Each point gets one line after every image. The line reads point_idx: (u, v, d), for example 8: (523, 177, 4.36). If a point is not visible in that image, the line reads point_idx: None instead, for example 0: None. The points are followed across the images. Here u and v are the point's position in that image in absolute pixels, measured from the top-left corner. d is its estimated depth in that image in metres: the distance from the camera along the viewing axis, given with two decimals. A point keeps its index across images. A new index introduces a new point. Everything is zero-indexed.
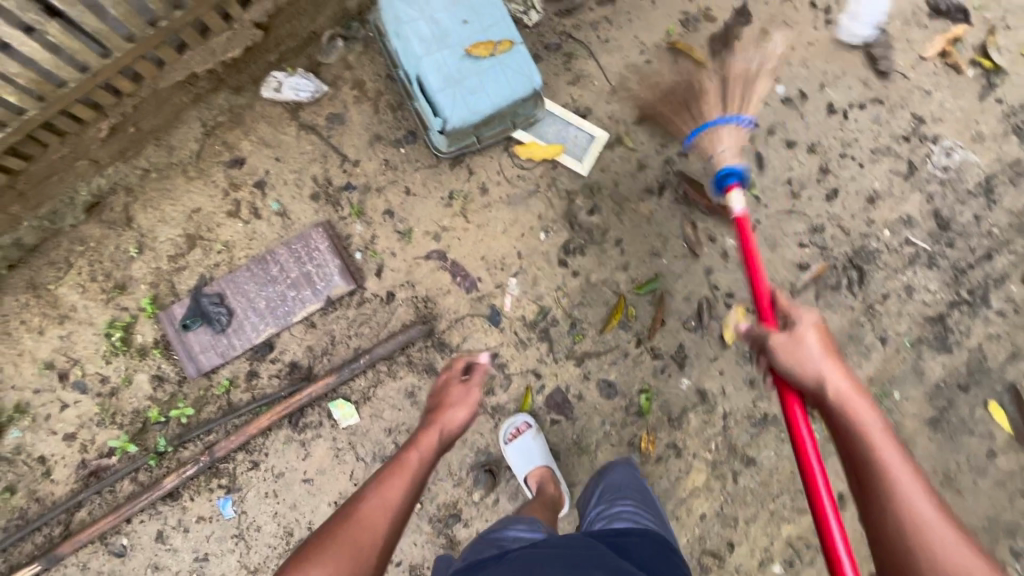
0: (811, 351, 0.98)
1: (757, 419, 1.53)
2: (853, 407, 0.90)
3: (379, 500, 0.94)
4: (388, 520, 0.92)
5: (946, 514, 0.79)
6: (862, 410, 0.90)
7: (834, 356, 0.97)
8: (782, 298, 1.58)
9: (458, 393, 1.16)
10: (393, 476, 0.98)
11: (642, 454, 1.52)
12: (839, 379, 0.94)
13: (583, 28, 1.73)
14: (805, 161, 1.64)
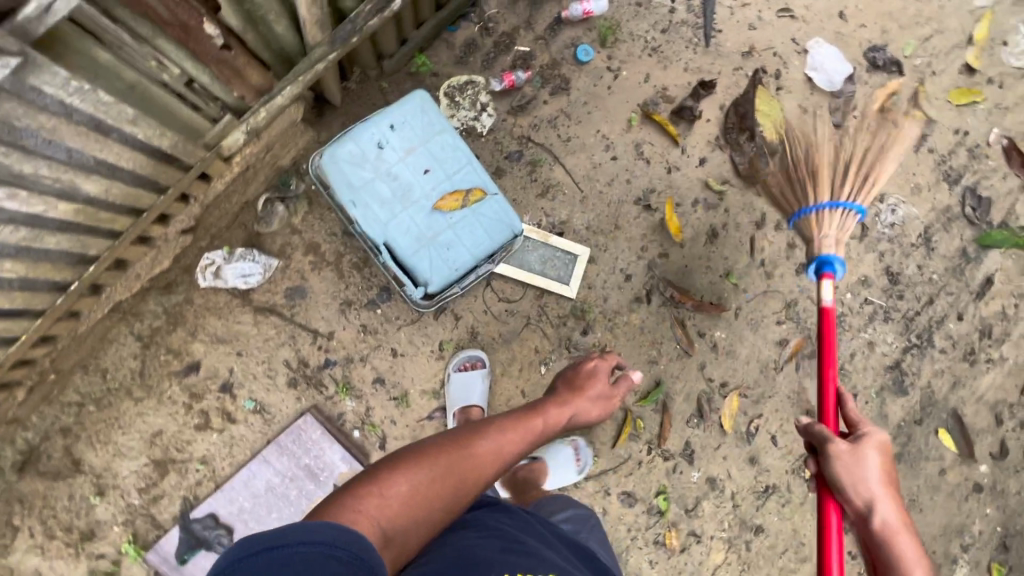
0: (870, 475, 1.01)
1: (760, 490, 1.68)
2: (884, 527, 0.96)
3: (498, 444, 0.97)
4: (497, 465, 0.94)
5: None
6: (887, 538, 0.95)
7: (891, 490, 1.00)
8: (769, 376, 1.69)
9: (597, 389, 1.24)
10: (512, 430, 1.01)
11: (668, 548, 1.63)
12: (889, 514, 0.98)
13: (542, 128, 1.60)
14: (776, 239, 1.69)
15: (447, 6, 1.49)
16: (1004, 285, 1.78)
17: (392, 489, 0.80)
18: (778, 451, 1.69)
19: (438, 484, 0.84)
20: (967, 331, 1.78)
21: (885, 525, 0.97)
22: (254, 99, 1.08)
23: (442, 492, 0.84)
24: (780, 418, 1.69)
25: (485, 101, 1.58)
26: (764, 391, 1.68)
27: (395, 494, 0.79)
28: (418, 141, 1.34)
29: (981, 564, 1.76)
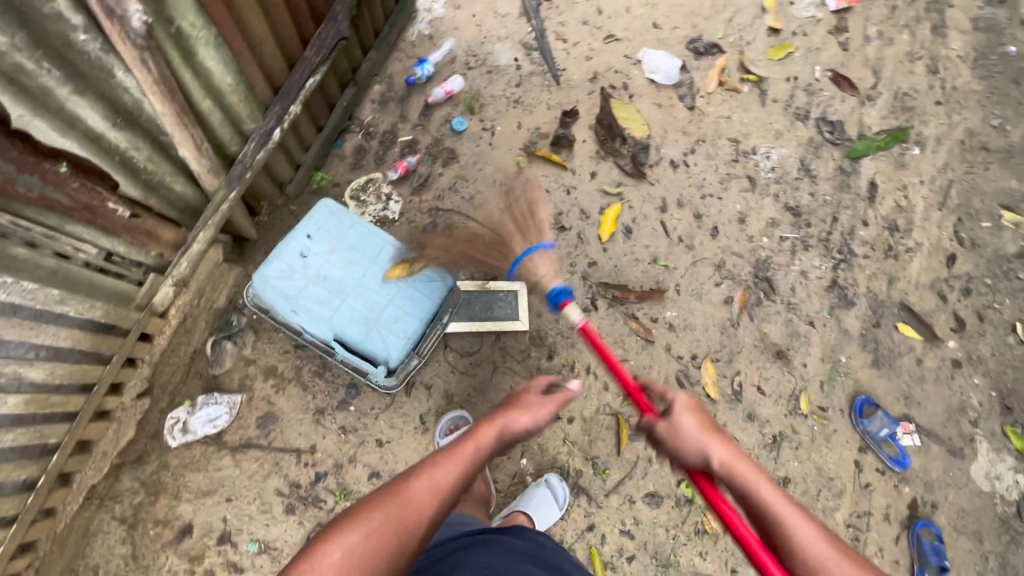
0: (688, 437, 0.94)
1: (769, 442, 1.71)
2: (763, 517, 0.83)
3: (434, 480, 0.86)
4: (438, 504, 0.84)
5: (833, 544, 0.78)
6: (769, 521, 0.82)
7: (712, 430, 0.94)
8: (730, 334, 1.78)
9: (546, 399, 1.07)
10: (449, 463, 0.89)
11: (712, 533, 1.60)
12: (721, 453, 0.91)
13: (445, 196, 1.77)
14: (682, 215, 1.86)
15: (327, 126, 1.68)
16: (886, 184, 1.99)
17: (323, 558, 0.74)
18: (769, 399, 1.75)
19: (371, 543, 0.77)
20: (877, 232, 1.95)
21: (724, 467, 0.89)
22: (172, 253, 1.20)
23: (379, 554, 0.77)
24: (756, 368, 1.76)
25: (388, 191, 1.74)
26: (732, 349, 1.77)
27: (326, 564, 0.73)
28: (335, 239, 1.45)
29: (995, 432, 1.81)
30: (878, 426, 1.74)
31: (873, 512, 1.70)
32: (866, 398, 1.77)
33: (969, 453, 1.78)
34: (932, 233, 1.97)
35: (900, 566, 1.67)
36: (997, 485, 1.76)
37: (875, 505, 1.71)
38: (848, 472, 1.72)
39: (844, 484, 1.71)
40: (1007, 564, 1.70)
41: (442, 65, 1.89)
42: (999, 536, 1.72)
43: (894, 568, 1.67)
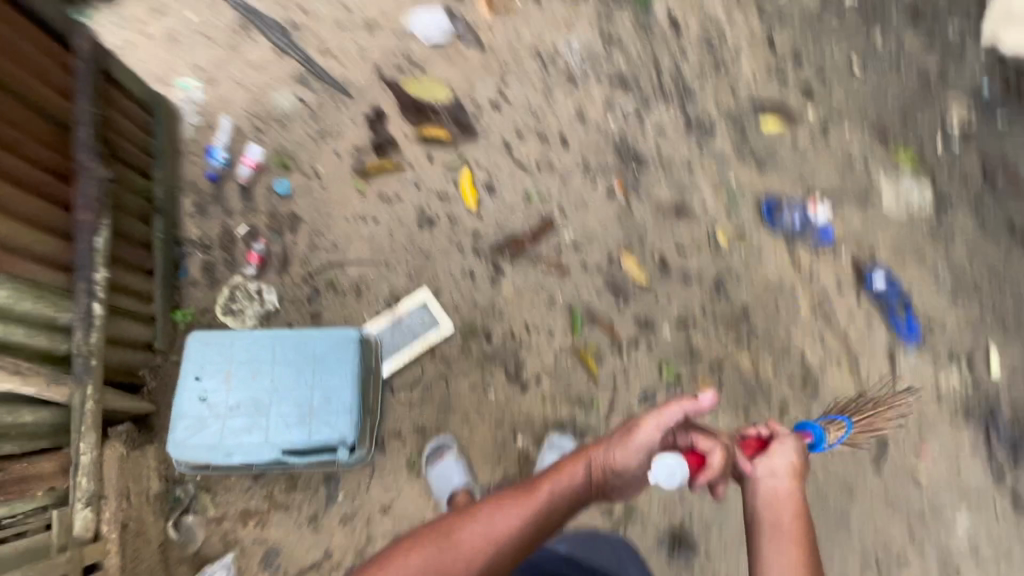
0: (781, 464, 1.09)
1: (712, 289, 1.77)
2: (772, 500, 1.02)
3: (492, 525, 1.02)
4: (492, 553, 0.98)
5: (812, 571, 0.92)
6: (778, 508, 1.01)
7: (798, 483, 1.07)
8: (628, 220, 1.81)
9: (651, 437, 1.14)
10: (518, 508, 1.04)
11: (707, 394, 1.68)
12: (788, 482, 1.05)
13: (311, 259, 1.71)
14: (528, 145, 1.85)
15: (157, 265, 1.60)
16: (683, 5, 2.00)
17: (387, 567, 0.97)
18: (692, 253, 1.80)
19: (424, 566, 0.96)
20: (700, 52, 1.96)
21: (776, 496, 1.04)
22: (64, 478, 1.22)
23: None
24: (667, 234, 1.81)
25: (256, 287, 1.67)
26: (637, 231, 1.80)
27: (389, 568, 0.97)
28: (224, 364, 1.40)
29: (888, 161, 1.89)
30: (790, 218, 1.84)
31: (827, 290, 1.79)
32: (769, 201, 1.85)
33: (876, 192, 1.87)
34: (744, 25, 2.00)
35: (872, 319, 1.78)
36: (914, 203, 1.85)
37: (825, 283, 1.80)
38: (788, 271, 1.80)
39: (791, 283, 1.80)
40: (958, 260, 1.80)
41: (232, 143, 1.80)
42: (938, 243, 1.82)
43: (868, 324, 1.77)
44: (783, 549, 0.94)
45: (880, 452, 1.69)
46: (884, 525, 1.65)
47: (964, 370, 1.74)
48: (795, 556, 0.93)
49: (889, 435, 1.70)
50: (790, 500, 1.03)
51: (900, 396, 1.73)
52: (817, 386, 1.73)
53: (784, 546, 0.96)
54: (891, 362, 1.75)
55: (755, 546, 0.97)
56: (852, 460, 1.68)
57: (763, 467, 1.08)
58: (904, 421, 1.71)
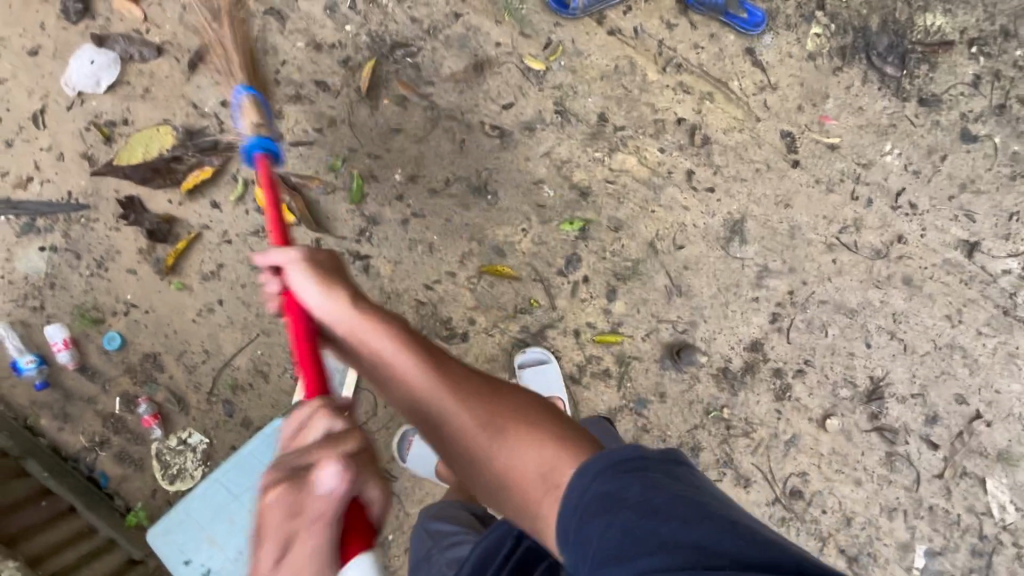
0: (309, 294, 1.03)
1: (562, 119, 1.60)
2: (349, 327, 1.00)
3: None
4: None
5: (483, 427, 0.87)
6: (367, 334, 0.99)
7: (344, 287, 1.05)
8: (441, 115, 1.58)
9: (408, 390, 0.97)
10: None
11: (621, 217, 1.59)
12: (339, 316, 1.01)
13: (198, 379, 1.54)
14: (292, 117, 1.57)
15: (68, 498, 1.43)
16: None
17: None
18: (520, 99, 1.59)
19: None
20: None
21: (353, 329, 1.01)
22: None
23: None
24: (485, 100, 1.59)
25: (177, 439, 1.54)
26: (457, 120, 1.58)
27: None
28: (199, 532, 1.31)
29: None
30: None
31: (661, 36, 1.61)
32: None
33: None
34: None
35: (717, 33, 1.62)
36: None
37: (656, 32, 1.61)
38: (617, 46, 1.61)
39: (627, 56, 1.61)
40: None
41: (28, 339, 1.53)
42: None
43: (717, 41, 1.62)
44: (456, 426, 0.89)
45: (794, 148, 1.63)
46: (834, 207, 1.64)
47: (821, 18, 1.62)
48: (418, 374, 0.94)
49: (794, 127, 1.63)
50: (371, 326, 1.00)
51: (783, 85, 1.62)
52: (710, 133, 1.61)
53: (467, 440, 0.88)
54: (756, 60, 1.62)
55: (394, 378, 0.96)
56: (778, 174, 1.62)
57: (308, 293, 1.02)
58: (799, 105, 1.63)
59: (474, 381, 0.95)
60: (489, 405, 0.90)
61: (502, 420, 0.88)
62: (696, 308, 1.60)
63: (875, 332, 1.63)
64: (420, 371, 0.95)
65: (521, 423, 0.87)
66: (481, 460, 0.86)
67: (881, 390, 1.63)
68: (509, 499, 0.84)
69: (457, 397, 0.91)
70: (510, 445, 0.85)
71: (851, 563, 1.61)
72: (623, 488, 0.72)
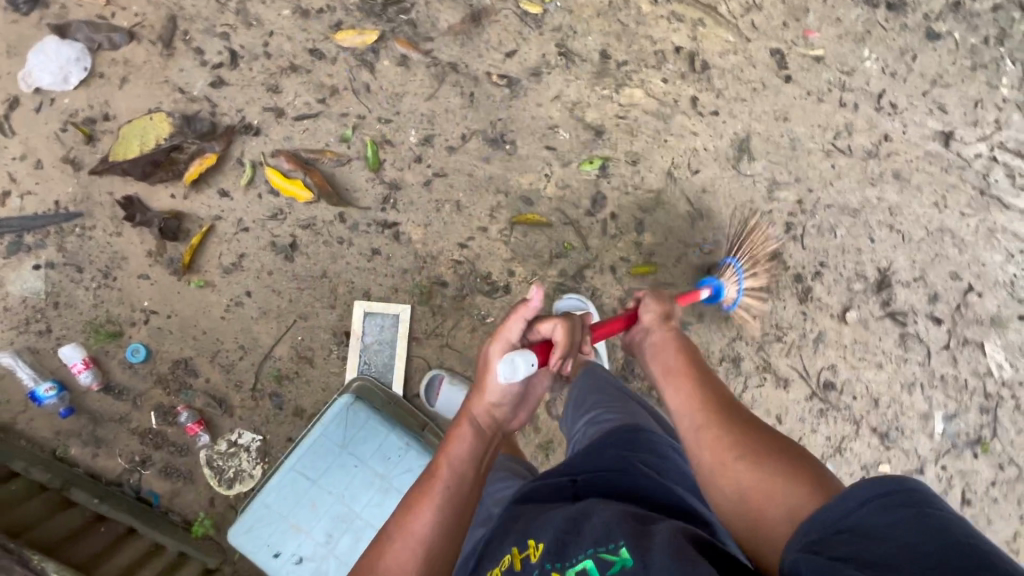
0: (653, 339, 1.16)
1: (565, 61, 1.60)
2: (668, 368, 1.07)
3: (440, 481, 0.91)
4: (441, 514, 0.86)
5: (744, 452, 0.79)
6: (667, 353, 1.11)
7: (673, 335, 1.15)
8: (445, 71, 1.55)
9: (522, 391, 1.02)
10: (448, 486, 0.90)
11: (636, 150, 1.63)
12: (658, 363, 1.11)
13: (239, 377, 1.47)
14: (290, 91, 1.49)
15: (124, 519, 1.35)
16: None
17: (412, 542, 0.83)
18: (521, 46, 1.58)
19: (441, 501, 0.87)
20: None
21: (663, 373, 1.08)
22: None
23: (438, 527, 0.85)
24: (487, 51, 1.57)
25: (226, 442, 1.46)
26: (462, 74, 1.56)
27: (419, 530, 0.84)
28: (283, 522, 1.30)
29: None
30: None
31: None
32: None
33: None
34: None
35: None
36: None
37: None
38: None
39: None
40: None
41: (41, 366, 1.41)
42: None
43: None
44: (703, 457, 0.85)
45: (784, 64, 1.71)
46: (826, 116, 1.73)
47: None
48: (687, 401, 0.96)
49: (781, 43, 1.70)
50: (683, 368, 1.05)
51: (765, 5, 1.70)
52: (707, 58, 1.67)
53: (713, 467, 0.82)
54: None
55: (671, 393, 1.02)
56: (774, 90, 1.70)
57: (642, 320, 1.20)
58: (782, 23, 1.70)
59: (756, 423, 0.86)
60: (744, 435, 0.83)
61: (769, 451, 0.78)
62: (718, 229, 1.67)
63: (877, 227, 1.76)
64: (700, 396, 0.96)
65: (784, 458, 0.76)
66: (726, 491, 0.78)
67: (888, 279, 1.76)
68: (737, 526, 0.74)
69: (710, 425, 0.88)
70: (742, 466, 0.78)
71: (885, 440, 1.75)
72: (892, 520, 0.54)
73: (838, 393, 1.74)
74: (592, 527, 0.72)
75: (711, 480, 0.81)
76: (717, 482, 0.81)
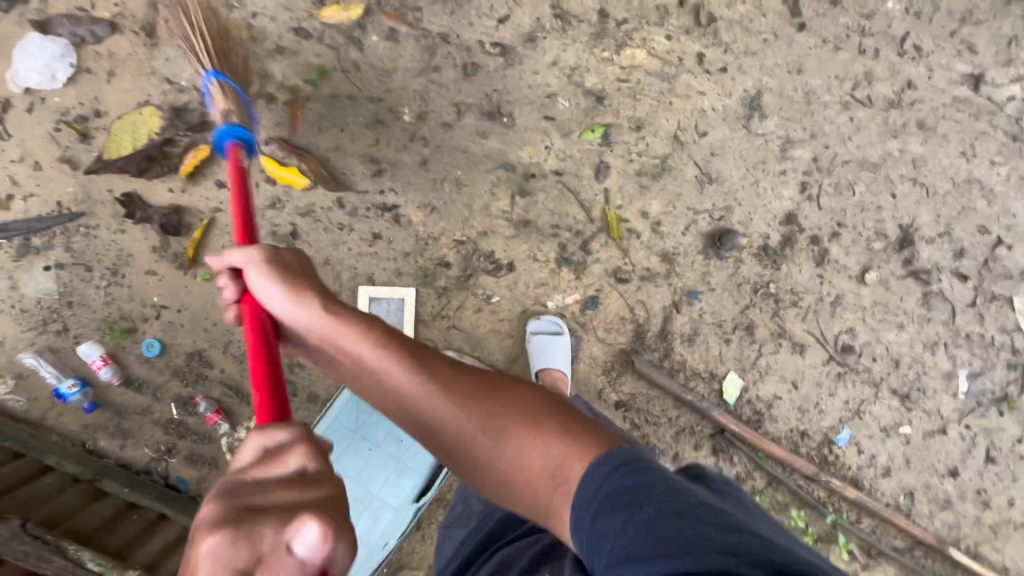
0: (278, 303, 0.89)
1: (561, 23, 1.52)
2: (314, 327, 0.87)
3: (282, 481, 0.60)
4: None
5: (504, 430, 0.75)
6: (331, 333, 0.87)
7: (324, 296, 0.90)
8: (436, 43, 1.49)
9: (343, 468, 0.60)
10: None
11: (639, 115, 1.56)
12: (310, 319, 0.88)
13: None
14: (279, 74, 1.45)
15: (156, 507, 1.41)
16: None
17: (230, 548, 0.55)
18: (515, 11, 1.50)
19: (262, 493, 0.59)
20: None
21: (320, 331, 0.88)
22: None
23: None
24: (479, 18, 1.49)
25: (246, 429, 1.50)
26: (454, 44, 1.49)
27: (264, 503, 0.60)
28: None
29: None
30: None
31: None
32: None
33: None
34: None
35: None
36: None
37: None
38: None
39: None
40: None
41: (62, 364, 1.45)
42: None
43: None
44: (441, 421, 0.79)
45: (798, 11, 1.59)
46: (843, 65, 1.62)
47: None
48: (387, 373, 0.83)
49: None
50: (338, 326, 0.87)
51: None
52: (713, 10, 1.56)
53: (458, 437, 0.78)
54: None
55: (370, 381, 0.84)
56: (786, 40, 1.60)
57: (272, 298, 0.89)
58: None
59: (459, 385, 0.82)
60: (492, 407, 0.78)
61: (541, 414, 0.77)
62: (729, 193, 1.60)
63: (898, 182, 1.67)
64: (396, 374, 0.82)
65: (552, 413, 0.77)
66: (489, 465, 0.76)
67: (910, 236, 1.68)
68: (522, 506, 0.74)
69: (459, 400, 0.79)
70: (516, 443, 0.74)
71: (906, 401, 1.71)
72: (632, 485, 0.64)
73: (856, 355, 1.70)
74: (545, 570, 0.84)
75: (475, 461, 0.77)
76: (478, 458, 0.76)
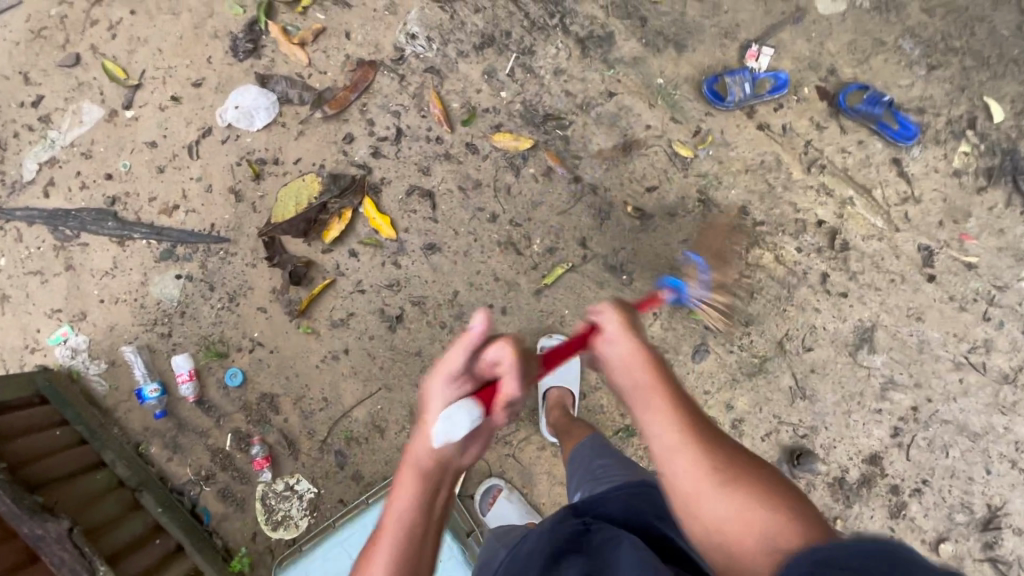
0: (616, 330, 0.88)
1: (702, 207, 1.60)
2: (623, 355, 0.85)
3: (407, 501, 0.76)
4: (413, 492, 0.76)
5: (730, 490, 0.69)
6: (636, 366, 0.84)
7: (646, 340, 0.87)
8: (585, 191, 1.59)
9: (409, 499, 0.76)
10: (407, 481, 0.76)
11: (751, 312, 1.59)
12: (617, 350, 0.86)
13: (313, 426, 1.53)
14: (438, 175, 1.59)
15: (178, 536, 1.40)
16: None
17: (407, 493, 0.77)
18: (663, 184, 1.60)
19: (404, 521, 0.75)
20: None
21: (614, 357, 0.87)
22: None
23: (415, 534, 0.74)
24: (629, 181, 1.60)
25: (284, 484, 1.52)
26: (600, 197, 1.60)
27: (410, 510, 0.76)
28: None
29: None
30: (739, 89, 1.60)
31: (810, 137, 1.63)
32: (709, 81, 1.60)
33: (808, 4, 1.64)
34: None
35: (865, 141, 1.63)
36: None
37: (806, 133, 1.63)
38: (765, 142, 1.62)
39: (774, 154, 1.62)
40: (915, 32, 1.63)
41: (152, 365, 1.53)
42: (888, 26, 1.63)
43: (863, 149, 1.63)
44: (664, 464, 0.75)
45: (930, 262, 1.62)
46: (965, 326, 1.61)
47: (970, 140, 1.63)
48: (655, 407, 0.79)
49: (933, 241, 1.62)
50: (646, 354, 0.85)
51: (925, 199, 1.63)
52: (849, 237, 1.61)
53: (683, 486, 0.72)
54: (902, 171, 1.63)
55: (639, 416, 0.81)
56: (912, 285, 1.62)
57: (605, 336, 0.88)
58: (938, 222, 1.63)
59: (712, 445, 0.75)
60: (741, 469, 0.72)
61: (767, 498, 0.68)
62: (818, 413, 1.58)
63: (996, 459, 1.60)
64: (656, 425, 0.78)
65: (785, 498, 0.68)
66: (694, 514, 0.71)
67: (997, 518, 1.58)
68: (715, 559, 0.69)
69: (699, 441, 0.75)
70: (731, 497, 0.69)
71: None
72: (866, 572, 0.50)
73: None
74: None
75: (687, 503, 0.72)
76: (693, 505, 0.71)
